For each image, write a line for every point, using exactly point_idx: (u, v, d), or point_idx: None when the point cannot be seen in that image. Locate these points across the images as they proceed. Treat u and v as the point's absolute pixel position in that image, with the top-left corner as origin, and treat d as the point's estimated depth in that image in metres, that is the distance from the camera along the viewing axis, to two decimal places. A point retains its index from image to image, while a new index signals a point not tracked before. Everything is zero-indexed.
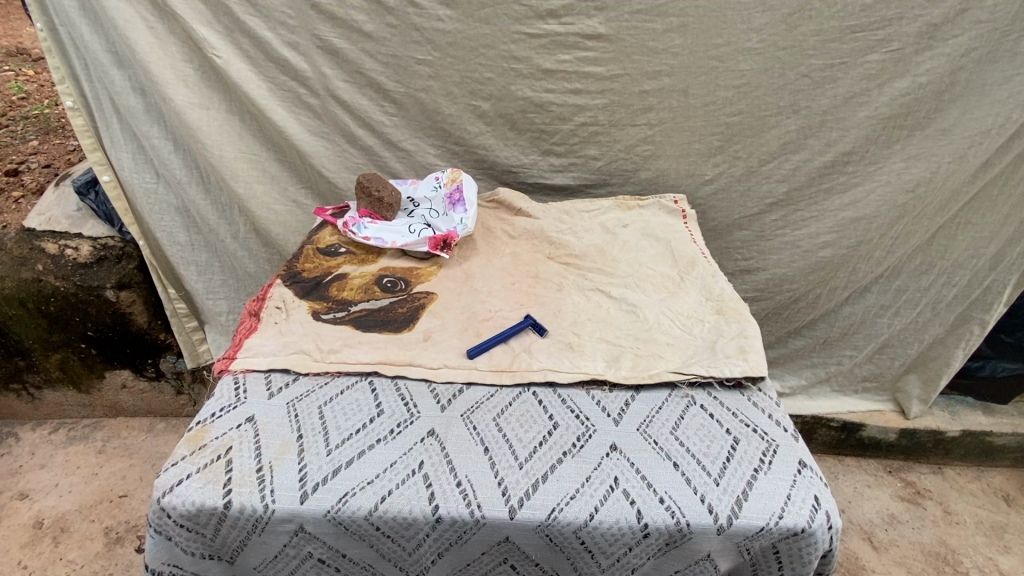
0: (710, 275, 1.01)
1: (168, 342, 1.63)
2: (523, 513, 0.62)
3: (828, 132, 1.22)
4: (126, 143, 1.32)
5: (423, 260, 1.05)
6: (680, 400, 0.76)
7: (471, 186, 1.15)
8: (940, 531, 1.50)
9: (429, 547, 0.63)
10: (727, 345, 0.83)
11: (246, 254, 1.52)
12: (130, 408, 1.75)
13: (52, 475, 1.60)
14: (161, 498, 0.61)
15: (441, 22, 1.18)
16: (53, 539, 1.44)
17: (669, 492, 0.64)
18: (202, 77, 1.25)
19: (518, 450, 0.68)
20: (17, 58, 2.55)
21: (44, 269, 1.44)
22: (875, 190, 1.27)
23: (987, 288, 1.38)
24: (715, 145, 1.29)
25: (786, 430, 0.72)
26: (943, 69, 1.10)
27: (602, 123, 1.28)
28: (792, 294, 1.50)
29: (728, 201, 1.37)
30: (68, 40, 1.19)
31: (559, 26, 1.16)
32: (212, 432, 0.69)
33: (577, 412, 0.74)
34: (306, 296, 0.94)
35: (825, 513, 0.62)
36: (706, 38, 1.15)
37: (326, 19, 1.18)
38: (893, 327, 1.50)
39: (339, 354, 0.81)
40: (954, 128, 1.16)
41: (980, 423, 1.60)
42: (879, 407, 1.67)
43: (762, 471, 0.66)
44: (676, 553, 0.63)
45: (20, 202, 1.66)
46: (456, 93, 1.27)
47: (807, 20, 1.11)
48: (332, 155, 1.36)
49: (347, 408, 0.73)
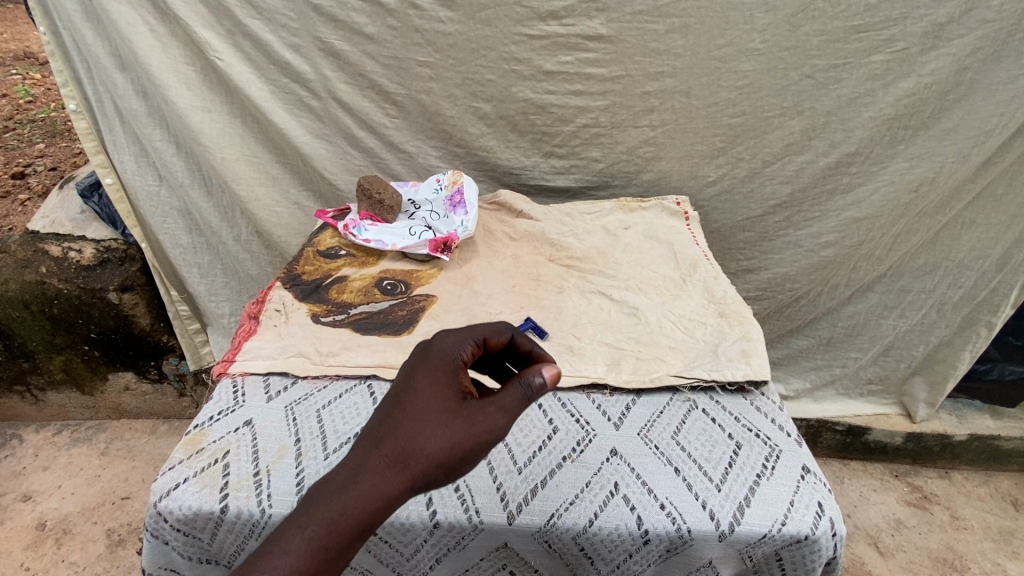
0: (713, 277, 1.00)
1: (171, 344, 1.63)
2: (521, 519, 0.61)
3: (833, 132, 1.21)
4: (129, 146, 1.33)
5: (423, 262, 1.05)
6: (682, 404, 0.75)
7: (471, 188, 1.15)
8: (947, 537, 1.48)
9: (427, 552, 0.63)
10: (729, 348, 0.82)
11: (248, 256, 1.52)
12: (132, 410, 1.75)
13: (55, 476, 1.60)
14: (157, 503, 0.61)
15: (442, 24, 1.17)
16: (56, 540, 1.44)
17: (670, 497, 0.63)
18: (204, 80, 1.25)
19: (517, 455, 0.68)
20: (24, 63, 2.55)
21: (48, 272, 1.44)
22: (879, 190, 1.26)
23: (994, 290, 1.36)
24: (718, 146, 1.28)
25: (789, 435, 0.70)
26: (948, 69, 1.09)
27: (604, 125, 1.27)
28: (795, 294, 1.49)
29: (731, 204, 1.36)
30: (71, 44, 1.19)
31: (560, 27, 1.16)
32: (210, 436, 0.68)
33: (577, 416, 0.74)
34: (306, 298, 0.94)
35: (829, 520, 0.61)
36: (708, 39, 1.15)
37: (327, 21, 1.18)
38: (899, 329, 1.48)
39: (338, 357, 0.80)
40: (959, 128, 1.14)
41: (987, 427, 1.58)
42: (885, 411, 1.65)
43: (764, 477, 0.65)
44: (677, 560, 0.62)
45: (25, 204, 1.68)
46: (457, 95, 1.26)
47: (810, 20, 1.10)
48: (333, 157, 1.36)
49: (346, 411, 0.73)
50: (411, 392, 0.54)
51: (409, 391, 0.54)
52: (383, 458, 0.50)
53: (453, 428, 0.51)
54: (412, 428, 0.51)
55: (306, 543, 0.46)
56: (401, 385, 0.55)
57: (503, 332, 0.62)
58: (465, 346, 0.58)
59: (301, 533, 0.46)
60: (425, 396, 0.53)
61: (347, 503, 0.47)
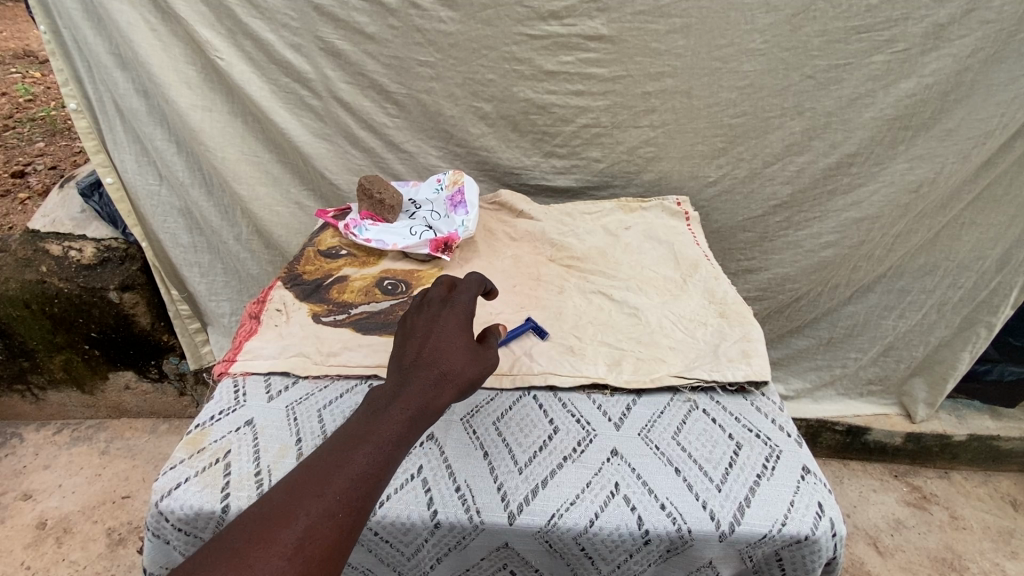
0: (713, 277, 1.00)
1: (171, 343, 1.63)
2: (522, 519, 0.61)
3: (833, 133, 1.22)
4: (129, 145, 1.33)
5: (423, 262, 1.05)
6: (683, 404, 0.75)
7: (472, 188, 1.15)
8: (946, 537, 1.49)
9: (429, 552, 0.63)
10: (730, 349, 0.82)
11: (248, 256, 1.52)
12: (132, 409, 1.75)
13: (55, 475, 1.60)
14: (158, 502, 0.61)
15: (442, 23, 1.17)
16: (56, 539, 1.44)
17: (670, 497, 0.63)
18: (205, 79, 1.25)
19: (518, 455, 0.68)
20: (24, 61, 2.55)
21: (48, 271, 1.44)
22: (879, 190, 1.26)
23: (994, 290, 1.37)
24: (719, 147, 1.28)
25: (790, 436, 0.71)
26: (949, 69, 1.09)
27: (604, 125, 1.27)
28: (795, 294, 1.49)
29: (732, 204, 1.36)
30: (72, 43, 1.19)
31: (561, 27, 1.16)
32: (211, 436, 0.68)
33: (577, 417, 0.74)
34: (306, 298, 0.94)
35: (829, 520, 0.61)
36: (709, 39, 1.15)
37: (328, 20, 1.18)
38: (899, 329, 1.49)
39: (338, 357, 0.80)
40: (960, 128, 1.15)
41: (987, 427, 1.59)
42: (885, 411, 1.65)
43: (764, 477, 0.65)
44: (678, 560, 0.62)
45: (26, 203, 1.68)
46: (458, 95, 1.26)
47: (811, 20, 1.10)
48: (334, 156, 1.36)
49: (347, 411, 0.73)
50: (439, 327, 0.64)
51: (442, 325, 0.64)
52: (436, 374, 0.59)
53: (481, 357, 0.63)
54: (452, 352, 0.61)
55: (402, 428, 0.54)
56: (426, 322, 0.65)
57: (485, 288, 0.75)
58: (470, 296, 0.70)
59: (395, 421, 0.54)
60: (453, 330, 0.64)
61: (425, 402, 0.57)
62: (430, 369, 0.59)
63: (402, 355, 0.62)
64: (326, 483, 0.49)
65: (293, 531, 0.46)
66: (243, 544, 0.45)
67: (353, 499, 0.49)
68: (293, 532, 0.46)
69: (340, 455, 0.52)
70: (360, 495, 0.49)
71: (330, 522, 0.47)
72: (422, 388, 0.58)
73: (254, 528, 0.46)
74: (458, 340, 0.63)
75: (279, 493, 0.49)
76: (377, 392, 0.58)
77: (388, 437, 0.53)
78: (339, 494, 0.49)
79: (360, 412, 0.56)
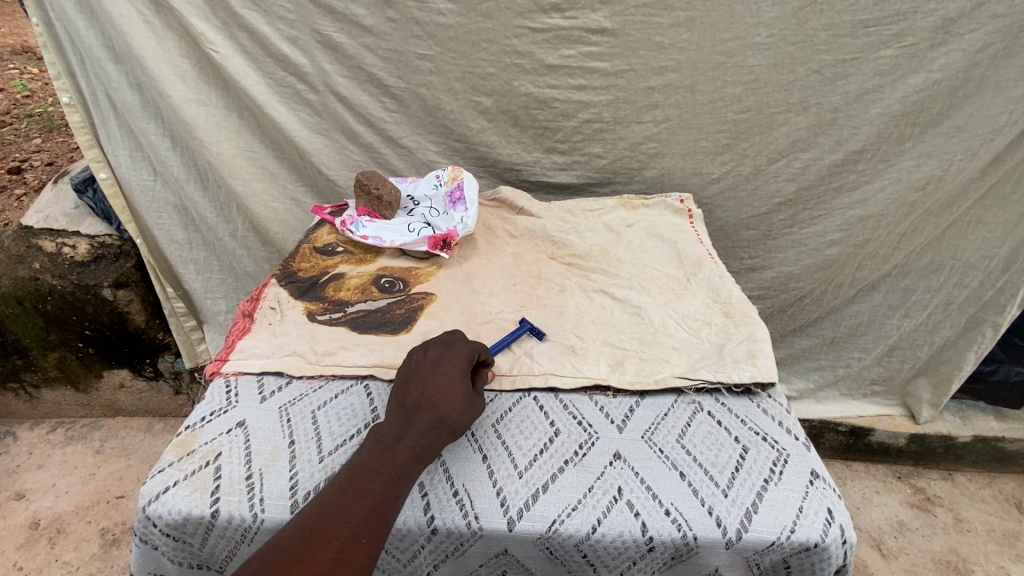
0: (717, 276, 0.98)
1: (166, 341, 1.61)
2: (522, 525, 0.59)
3: (839, 129, 1.19)
4: (124, 141, 1.31)
5: (422, 260, 1.03)
6: (687, 406, 0.73)
7: (471, 185, 1.13)
8: (950, 539, 1.47)
9: (426, 558, 0.61)
10: (735, 349, 0.80)
11: (244, 253, 1.50)
12: (128, 408, 1.73)
13: (49, 475, 1.58)
14: (146, 507, 0.59)
15: (442, 16, 1.15)
16: (50, 539, 1.42)
17: (675, 503, 0.61)
18: (200, 73, 1.23)
19: (518, 458, 0.66)
20: (21, 57, 2.53)
21: (41, 267, 1.41)
22: (885, 188, 1.24)
23: (1000, 289, 1.35)
24: (722, 143, 1.25)
25: (798, 439, 0.68)
26: (958, 64, 1.07)
27: (606, 120, 1.25)
28: (799, 293, 1.47)
29: (735, 201, 1.34)
30: (64, 35, 1.17)
31: (563, 20, 1.13)
32: (201, 437, 0.66)
33: (578, 418, 0.72)
34: (302, 296, 0.92)
35: (839, 527, 0.59)
36: (713, 33, 1.12)
37: (326, 13, 1.16)
38: (904, 329, 1.47)
39: (334, 357, 0.78)
40: (969, 125, 1.12)
41: (991, 429, 1.57)
42: (889, 412, 1.63)
43: (772, 482, 0.63)
44: (682, 566, 0.60)
45: (22, 200, 1.66)
46: (458, 89, 1.24)
47: (818, 14, 1.07)
48: (331, 152, 1.34)
49: (342, 412, 0.71)
50: (440, 370, 0.66)
51: (445, 368, 0.66)
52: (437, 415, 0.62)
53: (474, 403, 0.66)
54: (452, 395, 0.64)
55: (410, 464, 0.58)
56: (425, 365, 0.67)
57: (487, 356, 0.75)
58: (473, 344, 0.72)
59: (404, 457, 0.58)
60: (452, 373, 0.66)
61: (429, 442, 0.60)
62: (432, 412, 0.62)
63: (405, 392, 0.64)
64: (349, 511, 0.53)
65: (325, 552, 0.51)
66: (284, 565, 0.49)
67: (374, 528, 0.54)
68: (325, 555, 0.50)
69: (358, 485, 0.55)
70: (380, 523, 0.54)
71: (355, 546, 0.52)
72: (425, 428, 0.61)
73: (289, 549, 0.50)
74: (459, 383, 0.65)
75: (306, 516, 0.53)
76: (382, 427, 0.61)
77: (397, 472, 0.57)
78: (362, 520, 0.53)
79: (369, 443, 0.59)
